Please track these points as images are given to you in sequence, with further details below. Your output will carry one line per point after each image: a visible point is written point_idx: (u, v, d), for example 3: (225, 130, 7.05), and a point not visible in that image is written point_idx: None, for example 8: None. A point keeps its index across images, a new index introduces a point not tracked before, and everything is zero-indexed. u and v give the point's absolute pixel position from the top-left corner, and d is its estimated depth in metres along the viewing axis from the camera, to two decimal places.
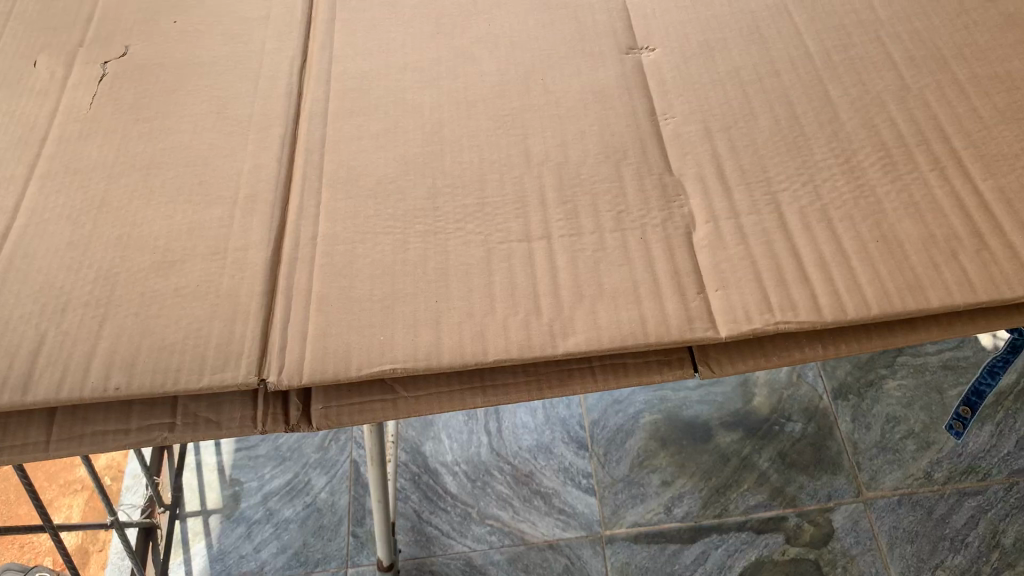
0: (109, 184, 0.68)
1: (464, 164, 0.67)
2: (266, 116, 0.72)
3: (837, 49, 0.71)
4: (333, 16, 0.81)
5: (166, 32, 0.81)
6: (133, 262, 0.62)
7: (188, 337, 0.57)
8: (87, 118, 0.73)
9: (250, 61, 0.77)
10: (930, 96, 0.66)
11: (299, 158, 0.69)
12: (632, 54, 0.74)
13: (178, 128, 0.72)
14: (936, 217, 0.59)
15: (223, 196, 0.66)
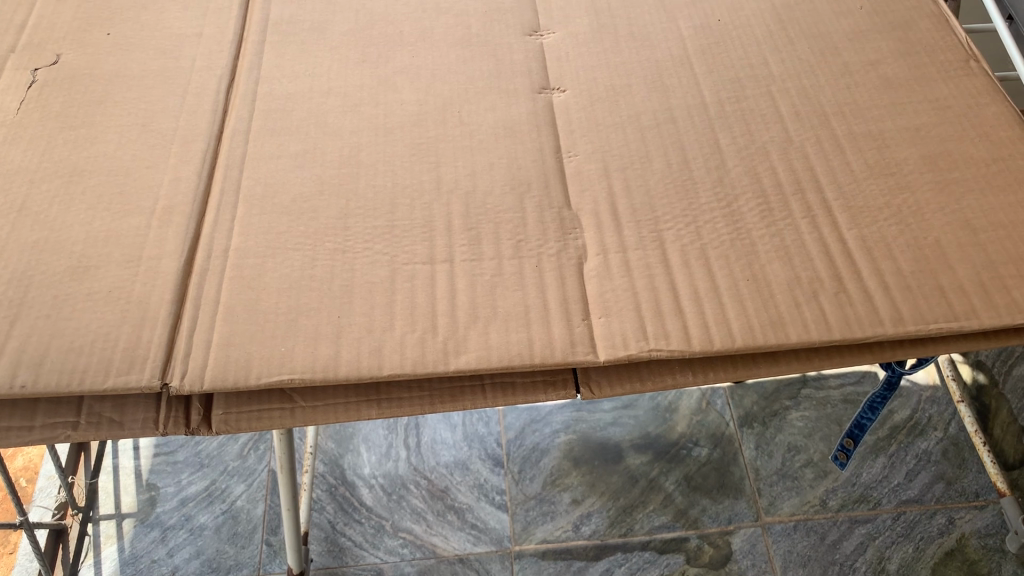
0: (30, 189, 0.70)
1: (378, 188, 0.71)
2: (190, 131, 0.75)
3: (730, 101, 0.76)
4: (264, 38, 0.84)
5: (99, 43, 0.83)
6: (48, 265, 0.64)
7: (96, 340, 0.59)
8: (12, 123, 0.75)
9: (178, 76, 0.80)
10: (810, 149, 0.72)
11: (219, 173, 0.72)
12: (544, 94, 0.79)
13: (103, 137, 0.74)
14: (803, 261, 0.64)
15: (141, 207, 0.69)
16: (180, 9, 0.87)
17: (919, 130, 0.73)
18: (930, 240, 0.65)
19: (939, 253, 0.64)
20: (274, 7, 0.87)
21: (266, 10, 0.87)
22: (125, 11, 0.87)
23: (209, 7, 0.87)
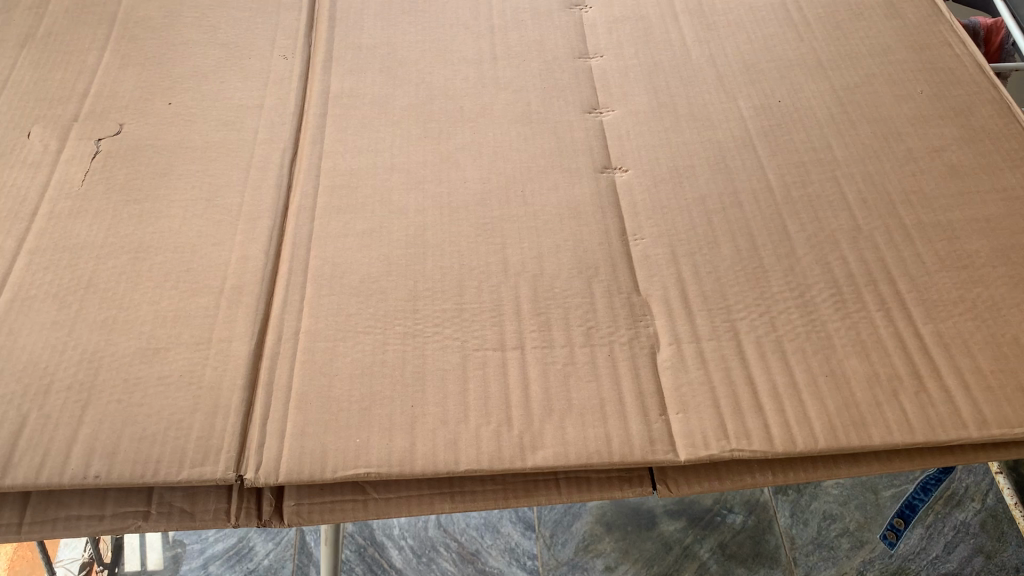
0: (97, 264, 0.70)
1: (445, 270, 0.71)
2: (256, 207, 0.75)
3: (796, 186, 0.76)
4: (325, 111, 0.84)
5: (160, 112, 0.83)
6: (118, 347, 0.64)
7: (169, 429, 0.59)
8: (77, 195, 0.75)
9: (241, 150, 0.80)
10: (879, 238, 0.72)
11: (286, 252, 0.72)
12: (607, 173, 0.79)
13: (168, 212, 0.74)
14: (880, 357, 0.64)
15: (209, 286, 0.68)
16: (239, 78, 0.87)
17: (988, 221, 0.72)
18: (1008, 337, 0.64)
19: (1019, 352, 0.63)
20: (334, 80, 0.87)
21: (326, 82, 0.87)
22: (185, 79, 0.87)
23: (268, 77, 0.88)
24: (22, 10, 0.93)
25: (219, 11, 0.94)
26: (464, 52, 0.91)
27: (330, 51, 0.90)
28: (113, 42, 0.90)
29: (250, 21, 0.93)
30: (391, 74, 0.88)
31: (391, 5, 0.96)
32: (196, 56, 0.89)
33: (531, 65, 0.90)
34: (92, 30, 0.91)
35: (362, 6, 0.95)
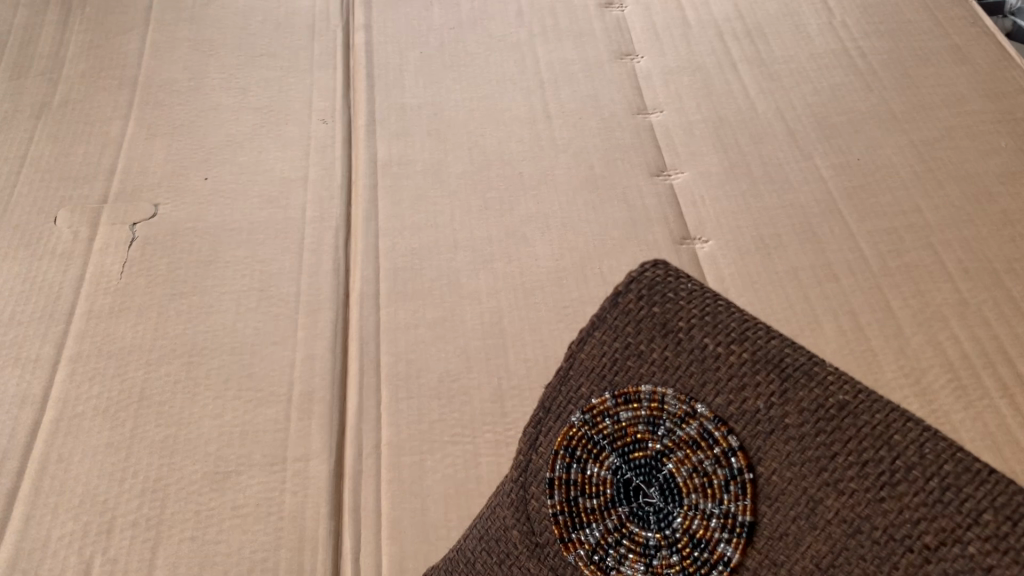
0: (147, 372, 0.63)
1: (530, 362, 0.65)
2: (315, 296, 0.69)
3: (892, 255, 0.71)
4: (375, 181, 0.78)
5: (197, 189, 0.77)
6: (184, 472, 0.58)
7: (253, 570, 0.54)
8: (117, 290, 0.68)
9: (290, 229, 0.74)
10: (989, 312, 0.67)
11: (354, 348, 0.66)
12: (687, 245, 0.74)
13: (220, 306, 0.68)
14: (1015, 452, 0.59)
15: (276, 393, 0.62)
16: (277, 146, 0.81)
17: None
18: None
19: None
20: (380, 146, 0.82)
21: (373, 149, 0.81)
22: (220, 150, 0.80)
23: (309, 143, 0.81)
24: (34, 77, 0.86)
25: (248, 71, 0.88)
26: (515, 110, 0.85)
27: (372, 113, 0.84)
28: (137, 109, 0.83)
29: (282, 80, 0.87)
30: (441, 138, 0.82)
31: (431, 60, 0.90)
32: (229, 122, 0.83)
33: (589, 123, 0.84)
34: (112, 96, 0.84)
35: (400, 61, 0.89)
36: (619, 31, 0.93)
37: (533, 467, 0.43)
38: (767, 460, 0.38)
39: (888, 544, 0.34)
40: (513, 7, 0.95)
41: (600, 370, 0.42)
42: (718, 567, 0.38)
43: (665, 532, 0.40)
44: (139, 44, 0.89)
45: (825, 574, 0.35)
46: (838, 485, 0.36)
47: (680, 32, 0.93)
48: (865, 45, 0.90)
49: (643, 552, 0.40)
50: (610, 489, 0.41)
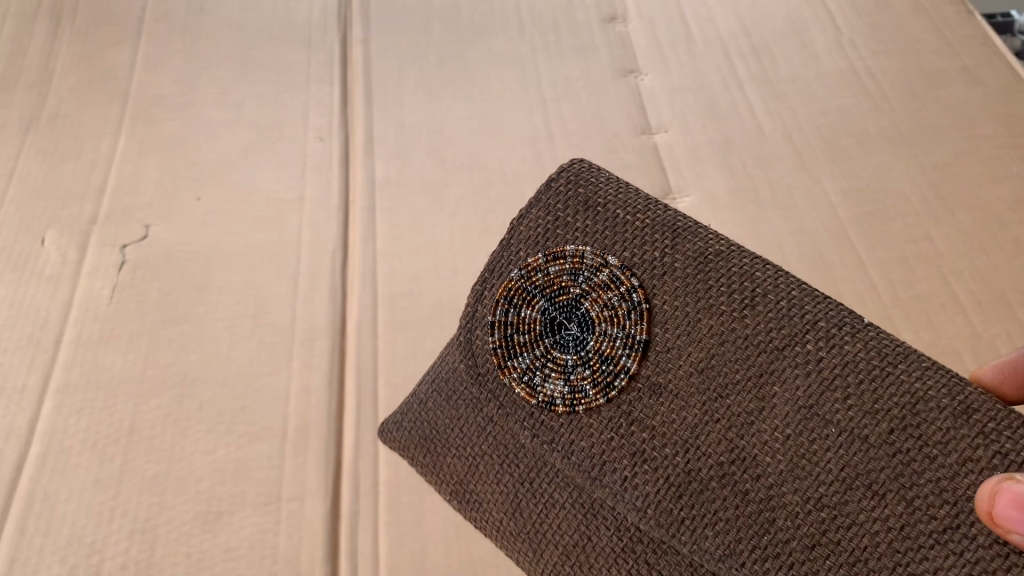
0: (137, 405, 0.61)
1: None
2: (311, 323, 0.67)
3: (902, 286, 0.70)
4: (373, 203, 0.77)
5: (190, 210, 0.75)
6: (174, 511, 0.56)
7: None
8: (106, 316, 0.66)
9: (285, 252, 0.72)
10: (1003, 347, 0.66)
11: (350, 381, 0.64)
12: None
13: (213, 335, 0.66)
14: None
15: (270, 429, 0.60)
16: (273, 165, 0.79)
17: None
18: None
19: None
20: (378, 165, 0.80)
21: (370, 168, 0.79)
22: (214, 168, 0.78)
23: (305, 162, 0.80)
24: (22, 89, 0.83)
25: (243, 85, 0.86)
26: (517, 128, 0.83)
27: (370, 131, 0.82)
28: (129, 125, 0.81)
29: (278, 95, 0.85)
30: (441, 156, 0.80)
31: (430, 75, 0.88)
32: (223, 138, 0.81)
33: (593, 142, 0.82)
34: (103, 111, 0.82)
35: (399, 77, 0.87)
36: (623, 47, 0.91)
37: (479, 314, 0.54)
38: (644, 289, 0.49)
39: (750, 351, 0.46)
40: (515, 21, 0.93)
41: (535, 239, 0.53)
42: (620, 375, 0.48)
43: (580, 354, 0.50)
44: (132, 55, 0.87)
45: (702, 373, 0.46)
46: (710, 311, 0.47)
47: (685, 49, 0.91)
48: (874, 64, 0.89)
49: (562, 372, 0.50)
50: (538, 326, 0.52)
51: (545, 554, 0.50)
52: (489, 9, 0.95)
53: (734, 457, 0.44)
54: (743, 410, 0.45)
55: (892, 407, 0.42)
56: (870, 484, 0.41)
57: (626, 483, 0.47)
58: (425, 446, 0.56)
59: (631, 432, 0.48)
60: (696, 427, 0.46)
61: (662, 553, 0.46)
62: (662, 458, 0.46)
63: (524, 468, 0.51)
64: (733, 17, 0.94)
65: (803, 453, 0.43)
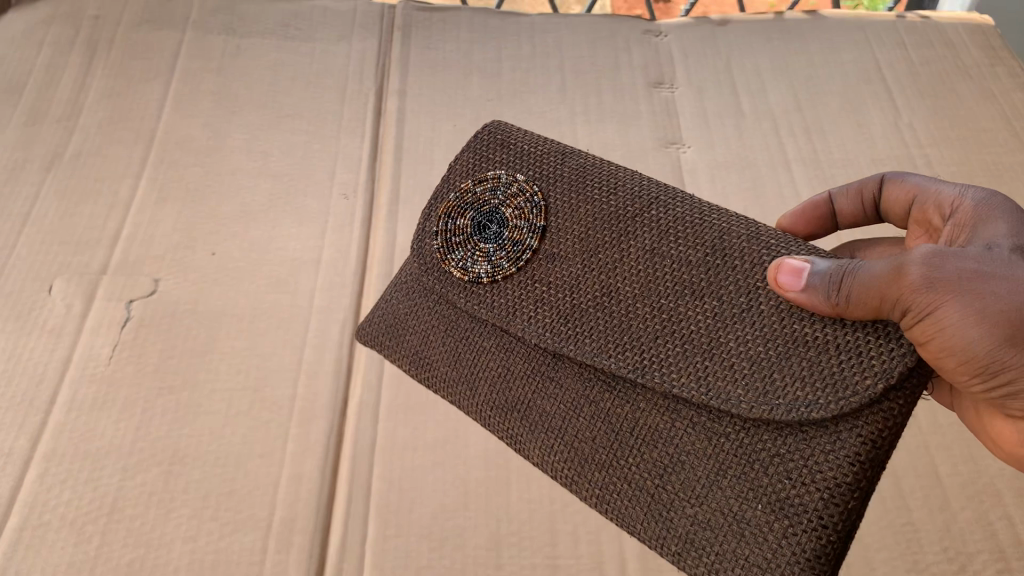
0: (122, 480, 0.59)
1: (533, 503, 0.59)
2: (310, 401, 0.64)
3: (943, 410, 0.65)
4: (391, 270, 0.74)
5: (203, 265, 0.72)
6: None
7: None
8: (103, 378, 0.64)
9: (294, 320, 0.69)
10: None
11: (344, 470, 0.61)
12: None
13: (209, 406, 0.63)
14: None
15: (255, 519, 0.57)
16: (292, 222, 0.77)
17: None
18: None
19: None
20: (401, 229, 0.77)
21: (392, 231, 0.77)
22: (232, 222, 0.76)
23: (326, 222, 0.77)
24: (49, 123, 0.82)
25: (272, 133, 0.84)
26: None
27: (396, 192, 0.80)
28: (151, 168, 0.80)
29: (306, 146, 0.83)
30: None
31: (465, 134, 0.85)
32: (245, 190, 0.79)
33: None
34: (128, 151, 0.81)
35: (432, 133, 0.85)
36: (668, 115, 0.88)
37: (427, 237, 0.56)
38: (537, 176, 0.53)
39: (614, 206, 0.49)
40: (556, 79, 0.91)
41: (469, 171, 0.55)
42: (527, 251, 0.51)
43: (499, 241, 0.52)
44: (162, 94, 0.86)
45: (585, 229, 0.50)
46: (588, 185, 0.51)
47: (732, 122, 0.87)
48: (933, 152, 0.84)
49: (485, 255, 0.52)
50: (468, 229, 0.54)
51: (475, 395, 0.52)
52: (532, 65, 0.93)
53: (602, 276, 0.48)
54: (611, 236, 0.49)
55: (724, 239, 0.46)
56: (713, 296, 0.45)
57: (517, 310, 0.50)
58: (385, 337, 0.58)
59: (533, 288, 0.50)
60: (572, 256, 0.49)
61: (559, 364, 0.49)
62: (553, 300, 0.49)
63: (460, 327, 0.54)
64: (785, 89, 0.91)
65: (659, 275, 0.46)
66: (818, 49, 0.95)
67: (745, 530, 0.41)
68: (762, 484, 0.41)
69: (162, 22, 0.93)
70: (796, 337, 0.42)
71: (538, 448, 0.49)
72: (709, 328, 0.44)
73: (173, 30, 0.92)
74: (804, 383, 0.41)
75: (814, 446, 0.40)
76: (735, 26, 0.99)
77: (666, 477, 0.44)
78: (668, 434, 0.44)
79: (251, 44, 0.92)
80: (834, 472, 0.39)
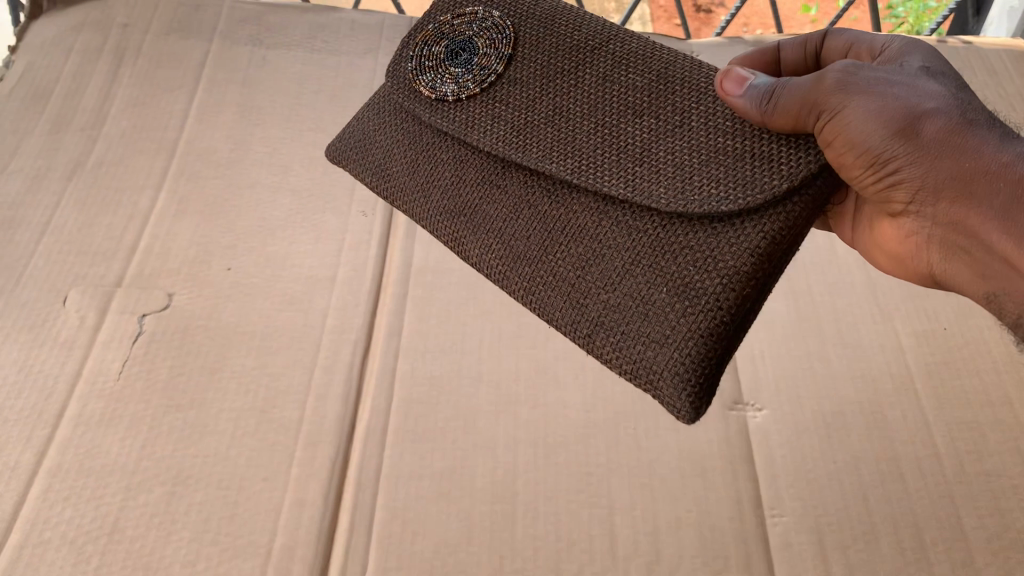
0: (125, 499, 0.58)
1: (538, 540, 0.57)
2: (317, 425, 0.63)
3: (971, 457, 0.62)
4: (406, 290, 0.73)
5: (217, 280, 0.72)
6: None
7: None
8: (111, 394, 0.64)
9: (306, 339, 0.69)
10: None
11: (348, 498, 0.60)
12: (737, 411, 0.65)
13: (215, 426, 0.62)
14: None
15: (256, 546, 0.57)
16: (309, 238, 0.76)
17: None
18: None
19: None
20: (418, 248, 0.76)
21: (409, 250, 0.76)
22: (249, 237, 0.75)
23: (344, 240, 0.76)
24: (73, 131, 0.83)
25: (293, 146, 0.83)
26: None
27: None
28: (171, 179, 0.79)
29: (327, 161, 0.82)
30: None
31: None
32: (263, 204, 0.78)
33: None
34: (149, 161, 0.81)
35: None
36: None
37: (404, 61, 0.61)
38: (515, 11, 0.58)
39: (572, 41, 0.55)
40: None
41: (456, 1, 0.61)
42: (492, 76, 0.56)
43: (471, 66, 0.57)
44: (186, 104, 0.86)
45: (543, 65, 0.55)
46: (551, 28, 0.56)
47: None
48: None
49: (454, 75, 0.58)
50: (442, 54, 0.59)
51: (430, 195, 0.58)
52: None
53: (553, 101, 0.53)
54: (571, 52, 0.54)
55: (665, 69, 0.51)
56: (648, 113, 0.50)
57: (477, 125, 0.55)
58: (356, 151, 0.63)
59: (496, 103, 0.55)
60: (531, 82, 0.55)
61: (509, 173, 0.55)
62: (507, 113, 0.54)
63: (423, 141, 0.60)
64: None
65: (608, 97, 0.52)
66: None
67: (648, 311, 0.47)
68: (667, 266, 0.47)
69: (189, 31, 0.93)
70: (719, 145, 0.47)
71: (477, 248, 0.55)
72: (642, 141, 0.49)
73: (200, 39, 0.93)
74: (720, 182, 0.46)
75: (721, 238, 0.45)
76: (769, 48, 0.96)
77: (587, 270, 0.50)
78: (592, 226, 0.50)
79: (277, 55, 0.92)
80: (735, 260, 0.45)
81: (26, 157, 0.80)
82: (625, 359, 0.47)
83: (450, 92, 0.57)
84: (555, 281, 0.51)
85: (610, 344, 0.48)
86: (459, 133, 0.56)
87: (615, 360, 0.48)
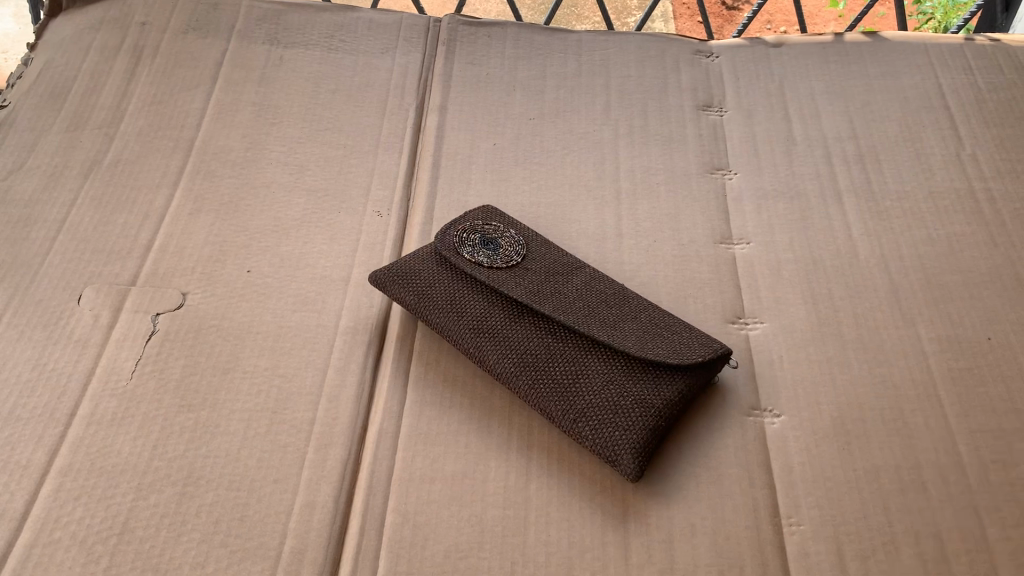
0: (135, 500, 0.58)
1: (551, 547, 0.57)
2: (328, 427, 0.63)
3: (995, 467, 0.61)
4: None
5: (232, 280, 0.71)
6: None
7: None
8: (124, 393, 0.64)
9: (319, 340, 0.68)
10: None
11: (358, 500, 0.59)
12: (755, 417, 0.64)
13: (227, 427, 0.62)
14: None
15: (264, 549, 0.56)
16: (324, 238, 0.75)
17: None
18: None
19: None
20: None
21: None
22: (264, 237, 0.75)
23: (358, 240, 0.76)
24: (90, 129, 0.83)
25: (309, 146, 0.83)
26: (585, 224, 0.77)
27: (431, 211, 0.78)
28: (186, 178, 0.79)
29: (343, 160, 0.82)
30: None
31: (504, 154, 0.83)
32: (278, 203, 0.78)
33: (664, 248, 0.75)
34: (166, 160, 0.81)
35: (470, 152, 0.83)
36: (715, 140, 0.86)
37: (460, 220, 0.72)
38: (522, 224, 0.73)
39: (631, 290, 0.70)
40: (602, 100, 0.89)
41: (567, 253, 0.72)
42: (514, 262, 0.69)
43: (497, 249, 0.70)
44: (203, 103, 0.86)
45: (550, 270, 0.69)
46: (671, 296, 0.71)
47: (782, 148, 0.84)
48: (995, 187, 0.79)
49: (490, 247, 0.70)
50: (482, 233, 0.71)
51: (467, 308, 0.67)
52: (576, 83, 0.91)
53: (556, 280, 0.68)
54: (566, 266, 0.70)
55: (630, 305, 0.67)
56: (616, 326, 0.64)
57: (502, 276, 0.68)
58: (400, 272, 0.69)
59: (518, 266, 0.69)
60: (539, 267, 0.69)
61: (523, 320, 0.66)
62: (527, 276, 0.68)
63: (455, 287, 0.68)
64: (841, 115, 0.87)
65: (589, 303, 0.66)
66: (877, 73, 0.91)
67: (623, 412, 0.60)
68: (636, 394, 0.60)
69: (207, 29, 0.93)
70: (657, 352, 0.62)
71: (496, 358, 0.64)
72: (607, 339, 0.63)
73: (217, 38, 0.93)
74: (653, 369, 0.62)
75: (654, 389, 0.61)
76: (790, 49, 0.95)
77: (586, 355, 0.63)
78: (585, 349, 0.63)
79: (294, 54, 0.92)
80: (660, 403, 0.60)
81: (43, 154, 0.80)
82: (603, 445, 0.59)
83: (484, 260, 0.68)
84: (571, 349, 0.63)
85: (591, 434, 0.60)
86: (491, 285, 0.67)
87: (592, 445, 0.60)
